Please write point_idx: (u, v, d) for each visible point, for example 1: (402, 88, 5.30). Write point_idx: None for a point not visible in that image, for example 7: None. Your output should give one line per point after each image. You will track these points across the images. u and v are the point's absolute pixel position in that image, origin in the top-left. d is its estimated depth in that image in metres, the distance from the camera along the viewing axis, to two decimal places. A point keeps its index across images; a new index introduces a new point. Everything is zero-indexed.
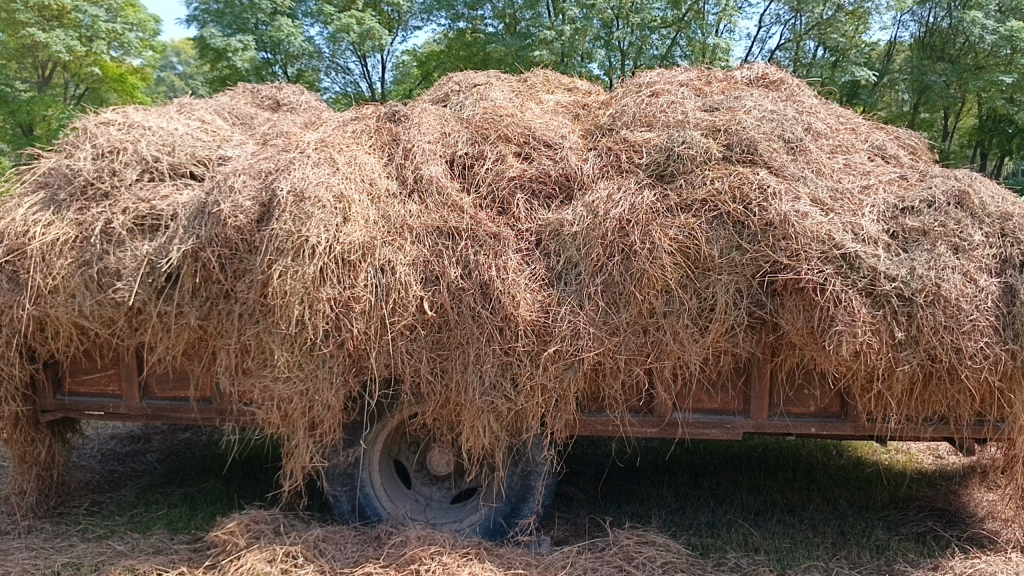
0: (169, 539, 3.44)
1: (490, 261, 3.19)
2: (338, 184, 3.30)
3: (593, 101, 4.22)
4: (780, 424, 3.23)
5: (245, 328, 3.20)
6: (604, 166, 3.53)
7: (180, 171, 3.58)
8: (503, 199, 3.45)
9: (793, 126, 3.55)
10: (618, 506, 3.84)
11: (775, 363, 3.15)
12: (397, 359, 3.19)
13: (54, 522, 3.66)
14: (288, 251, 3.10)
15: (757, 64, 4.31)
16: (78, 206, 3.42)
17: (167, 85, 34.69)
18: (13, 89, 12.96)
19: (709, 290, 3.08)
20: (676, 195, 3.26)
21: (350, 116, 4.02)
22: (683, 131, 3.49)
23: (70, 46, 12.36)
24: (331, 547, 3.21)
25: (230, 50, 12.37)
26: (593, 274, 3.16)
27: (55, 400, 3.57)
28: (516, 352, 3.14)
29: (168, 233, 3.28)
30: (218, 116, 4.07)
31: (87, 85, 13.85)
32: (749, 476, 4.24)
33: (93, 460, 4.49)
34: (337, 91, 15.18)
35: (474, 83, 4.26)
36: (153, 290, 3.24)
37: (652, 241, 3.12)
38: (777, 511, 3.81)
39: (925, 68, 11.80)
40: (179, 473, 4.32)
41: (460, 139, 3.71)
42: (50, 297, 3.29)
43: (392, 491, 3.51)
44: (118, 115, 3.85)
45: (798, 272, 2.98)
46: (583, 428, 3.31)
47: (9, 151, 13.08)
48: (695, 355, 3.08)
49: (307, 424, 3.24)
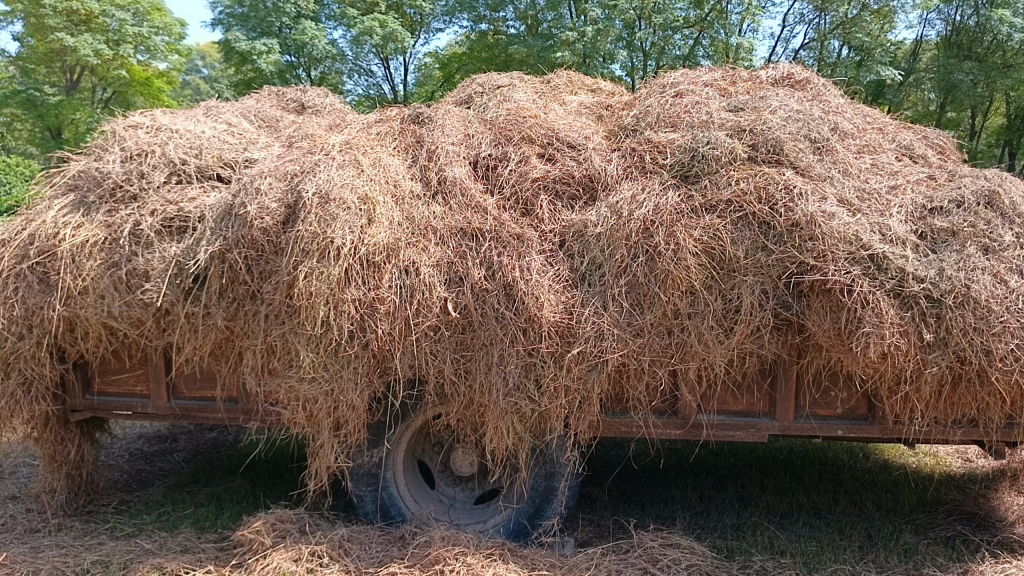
0: (195, 538, 3.47)
1: (514, 262, 3.19)
2: (363, 186, 3.32)
3: (616, 102, 4.21)
4: (806, 427, 3.20)
5: (271, 329, 3.23)
6: (627, 167, 3.52)
7: (207, 173, 3.61)
8: (527, 200, 3.45)
9: (819, 126, 3.52)
10: (642, 508, 3.82)
11: (801, 365, 3.13)
12: (421, 360, 3.20)
13: (84, 520, 3.71)
14: (313, 252, 3.13)
15: (782, 63, 4.28)
16: (107, 208, 3.46)
17: (191, 88, 35.13)
18: (42, 93, 13.19)
19: (735, 291, 3.06)
20: (701, 196, 3.25)
21: (374, 118, 4.03)
22: (708, 131, 3.47)
23: (98, 50, 12.52)
24: (356, 546, 3.23)
25: (254, 53, 12.50)
26: (617, 275, 3.16)
27: (85, 399, 3.62)
28: (540, 353, 3.14)
29: (195, 235, 3.32)
30: (244, 119, 4.10)
31: (114, 89, 14.04)
32: (775, 479, 4.21)
33: (121, 460, 4.54)
34: (360, 94, 15.24)
35: (497, 84, 4.26)
36: (181, 291, 3.28)
37: (677, 242, 3.11)
38: (803, 514, 3.78)
39: (953, 66, 11.65)
40: (206, 472, 4.36)
41: (484, 141, 3.71)
42: (79, 299, 3.33)
43: (415, 492, 3.53)
44: (146, 118, 3.89)
45: (825, 273, 2.95)
46: (606, 429, 3.31)
47: (39, 154, 13.47)
48: (720, 357, 3.07)
49: (332, 424, 3.26)
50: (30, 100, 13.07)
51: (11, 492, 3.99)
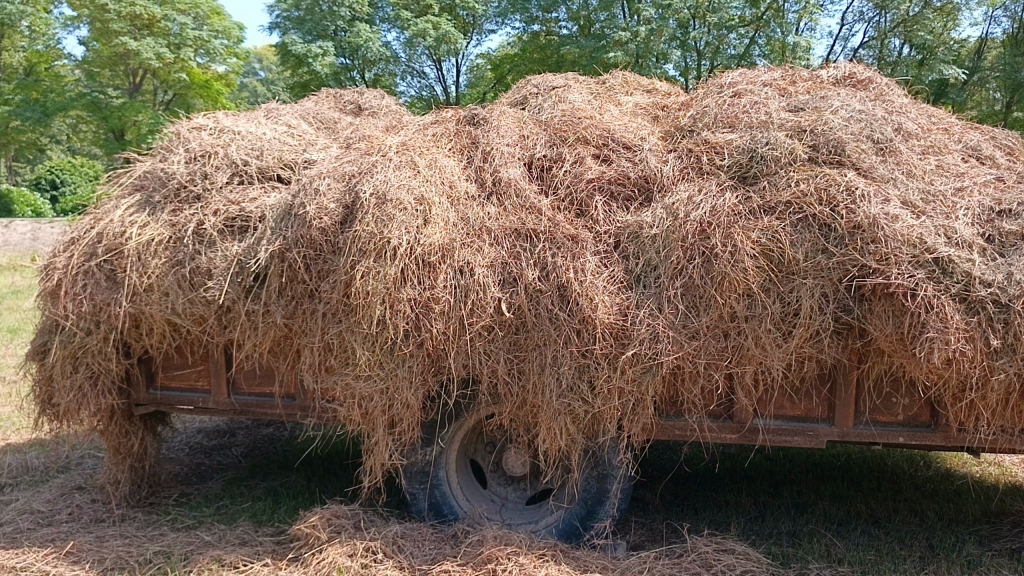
0: (253, 531, 3.54)
1: (568, 263, 3.19)
2: (419, 186, 3.36)
3: (672, 102, 4.18)
4: (866, 433, 3.14)
5: (328, 327, 3.29)
6: (684, 168, 3.49)
7: (267, 174, 3.69)
8: (582, 201, 3.45)
9: (882, 126, 3.45)
10: (696, 513, 3.79)
11: (862, 370, 3.07)
12: (475, 359, 3.22)
13: (146, 511, 3.81)
14: (370, 252, 3.18)
15: (843, 63, 4.20)
16: (172, 208, 3.56)
17: (249, 92, 35.99)
18: (107, 96, 13.65)
19: (794, 294, 3.02)
20: (760, 197, 3.21)
21: (430, 119, 4.07)
22: (767, 132, 3.43)
23: (160, 53, 12.87)
24: (409, 543, 3.26)
25: (310, 56, 12.80)
26: (673, 277, 3.14)
27: (148, 394, 3.72)
28: (595, 354, 3.13)
29: (256, 234, 3.40)
30: (303, 120, 4.17)
31: (175, 91, 14.45)
32: (832, 485, 4.13)
33: (181, 453, 4.65)
34: (413, 95, 15.30)
35: (552, 85, 4.26)
36: (242, 289, 3.36)
37: (734, 244, 3.07)
38: (861, 522, 3.70)
39: (1019, 65, 11.32)
40: (263, 467, 4.44)
41: (539, 141, 3.72)
42: (145, 296, 3.43)
43: (467, 491, 3.55)
44: (209, 120, 3.98)
45: (888, 276, 2.89)
46: (660, 432, 3.29)
47: (104, 154, 13.96)
48: (777, 361, 3.02)
49: (386, 422, 3.30)
50: (94, 103, 13.52)
51: (77, 482, 4.12)
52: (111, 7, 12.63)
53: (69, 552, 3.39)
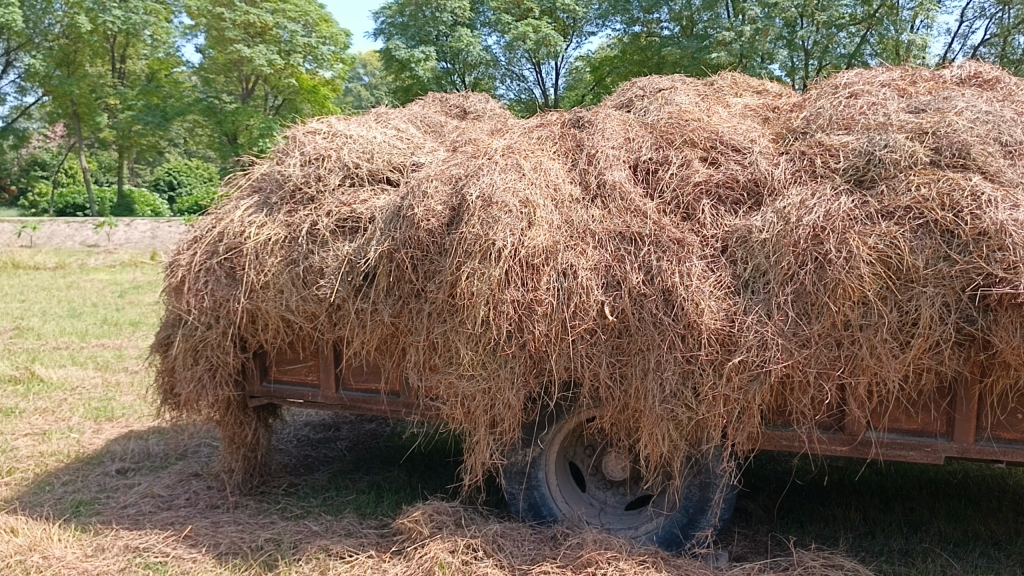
0: (358, 523, 3.65)
1: (674, 267, 3.16)
2: (525, 189, 3.39)
3: (783, 104, 4.08)
4: (987, 450, 2.98)
5: (434, 327, 3.35)
6: (796, 171, 3.40)
7: (378, 176, 3.79)
8: (689, 205, 3.41)
9: (1011, 128, 3.27)
10: (801, 526, 3.69)
11: (985, 384, 2.92)
12: (577, 362, 3.22)
13: (258, 500, 3.97)
14: (475, 254, 3.23)
15: (967, 62, 4.02)
16: (288, 209, 3.70)
17: (354, 97, 37.27)
18: (222, 100, 14.42)
19: (912, 303, 2.90)
20: (877, 201, 3.10)
21: (535, 123, 4.09)
22: (885, 134, 3.30)
23: (271, 60, 13.58)
24: (509, 543, 3.29)
25: (413, 61, 13.22)
26: (783, 283, 3.06)
27: (262, 386, 3.88)
28: (699, 360, 3.09)
29: (367, 235, 3.51)
30: (411, 124, 4.27)
31: (284, 95, 15.17)
32: (947, 504, 3.94)
33: (290, 445, 4.82)
34: (512, 97, 15.56)
35: (658, 87, 4.23)
36: (352, 288, 3.48)
37: (849, 250, 2.97)
38: (980, 544, 3.52)
39: None
40: (367, 461, 4.56)
41: (645, 144, 3.70)
42: (261, 292, 3.58)
43: (567, 493, 3.55)
44: (323, 125, 4.11)
45: (1015, 286, 2.75)
46: (766, 442, 3.21)
47: (217, 157, 14.68)
48: (894, 371, 2.91)
49: (489, 421, 3.34)
50: (211, 107, 14.29)
51: (195, 469, 4.33)
52: (228, 17, 13.46)
53: (187, 535, 3.58)
